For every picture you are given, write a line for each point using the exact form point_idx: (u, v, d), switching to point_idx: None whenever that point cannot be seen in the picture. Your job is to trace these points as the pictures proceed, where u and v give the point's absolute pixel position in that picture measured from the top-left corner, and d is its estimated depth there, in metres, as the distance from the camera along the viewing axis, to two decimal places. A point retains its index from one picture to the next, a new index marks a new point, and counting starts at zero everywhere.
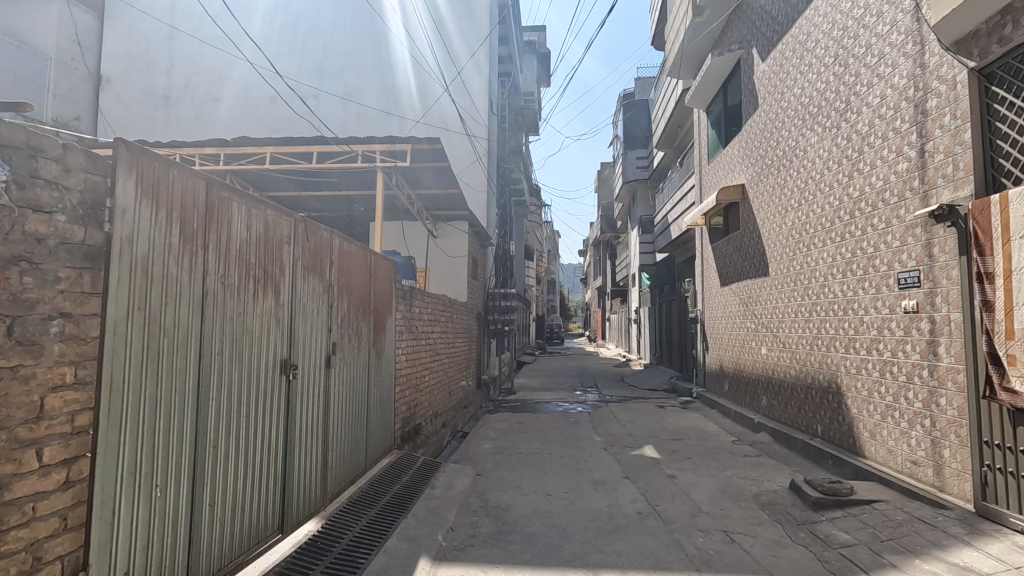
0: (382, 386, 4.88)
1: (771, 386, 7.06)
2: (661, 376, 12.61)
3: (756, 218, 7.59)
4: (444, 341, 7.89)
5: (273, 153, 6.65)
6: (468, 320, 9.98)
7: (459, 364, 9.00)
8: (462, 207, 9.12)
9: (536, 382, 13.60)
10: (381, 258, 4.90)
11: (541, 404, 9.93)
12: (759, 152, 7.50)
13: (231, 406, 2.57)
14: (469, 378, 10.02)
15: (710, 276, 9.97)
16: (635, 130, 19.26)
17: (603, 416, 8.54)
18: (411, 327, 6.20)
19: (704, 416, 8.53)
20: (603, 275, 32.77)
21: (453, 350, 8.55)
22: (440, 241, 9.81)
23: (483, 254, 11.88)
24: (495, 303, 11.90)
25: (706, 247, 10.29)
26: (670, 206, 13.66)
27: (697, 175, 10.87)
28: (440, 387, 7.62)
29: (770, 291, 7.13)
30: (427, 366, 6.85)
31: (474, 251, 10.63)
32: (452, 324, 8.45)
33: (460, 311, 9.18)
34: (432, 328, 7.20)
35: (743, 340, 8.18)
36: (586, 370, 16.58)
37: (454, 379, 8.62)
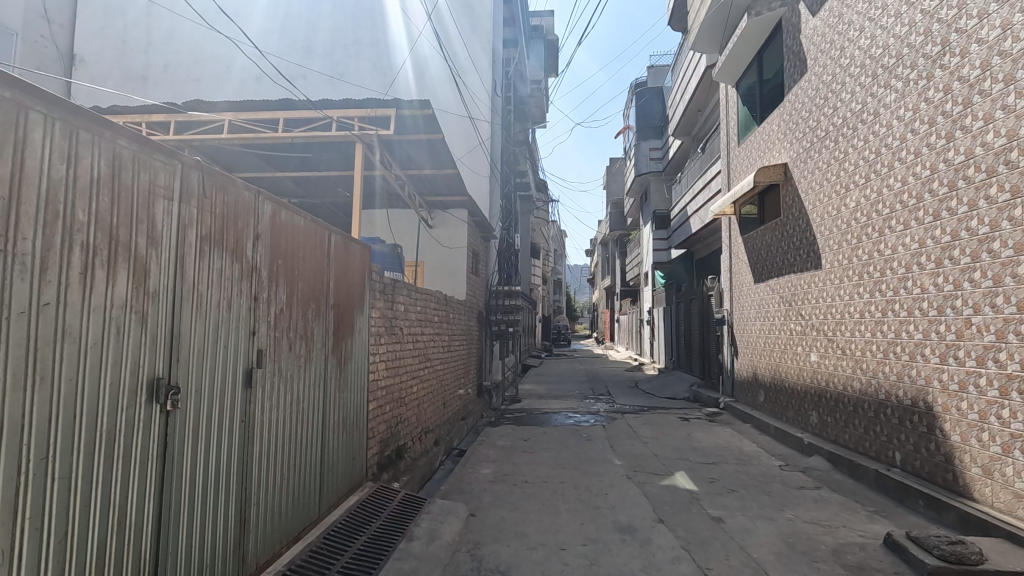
0: (347, 405, 3.77)
1: (824, 400, 5.93)
2: (680, 383, 11.48)
3: (803, 201, 6.46)
4: (437, 345, 6.81)
5: (232, 119, 5.58)
6: (467, 320, 8.90)
7: (456, 372, 7.93)
8: (461, 192, 8.03)
9: (542, 388, 12.49)
10: (346, 239, 3.81)
11: (549, 416, 8.82)
12: (808, 124, 6.37)
13: (28, 462, 1.48)
14: (467, 385, 8.92)
15: (741, 273, 8.82)
16: (649, 120, 18.08)
17: (620, 432, 7.42)
18: (394, 328, 5.12)
19: (737, 432, 7.41)
20: (612, 275, 31.61)
21: (449, 355, 7.47)
22: (436, 232, 8.75)
23: (485, 248, 10.78)
24: (498, 302, 10.80)
25: (735, 239, 9.11)
26: (690, 197, 12.55)
27: (723, 160, 9.75)
28: (432, 399, 6.54)
29: (822, 286, 6.00)
30: (415, 374, 5.77)
31: (474, 244, 9.54)
32: (447, 325, 7.37)
33: (458, 311, 8.10)
34: (423, 329, 6.13)
35: (785, 345, 7.04)
36: (596, 374, 15.44)
37: (450, 388, 7.54)
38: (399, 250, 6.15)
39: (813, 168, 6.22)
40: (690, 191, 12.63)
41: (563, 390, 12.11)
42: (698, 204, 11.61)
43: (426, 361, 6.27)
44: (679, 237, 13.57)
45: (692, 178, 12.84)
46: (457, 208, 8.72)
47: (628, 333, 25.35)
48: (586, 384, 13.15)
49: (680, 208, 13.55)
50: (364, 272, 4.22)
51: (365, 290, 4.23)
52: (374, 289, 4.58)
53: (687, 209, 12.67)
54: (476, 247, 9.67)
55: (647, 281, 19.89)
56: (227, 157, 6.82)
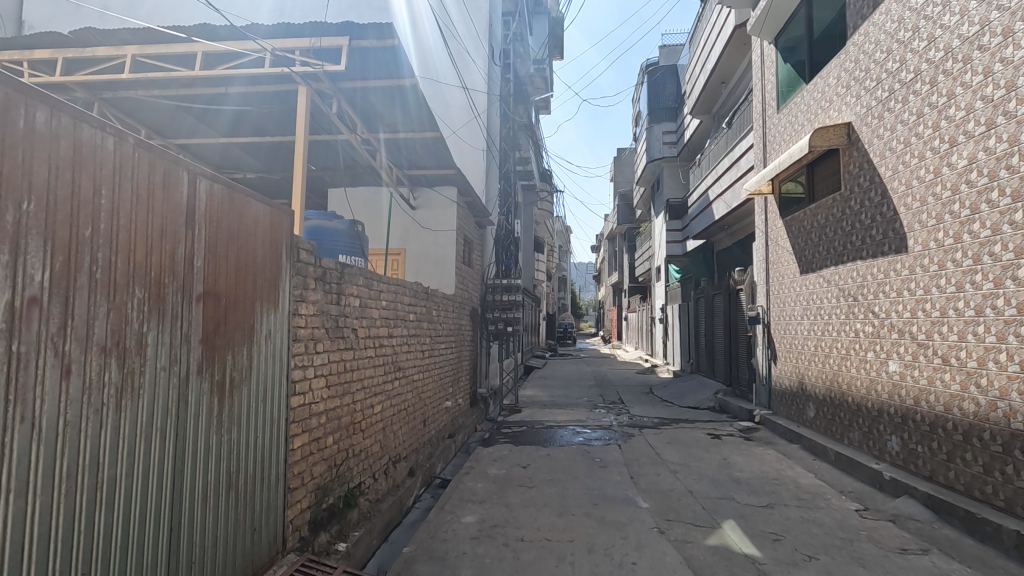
0: (236, 450, 2.42)
1: (913, 424, 4.56)
2: (702, 390, 10.12)
3: (876, 167, 5.08)
4: (414, 349, 5.45)
5: (134, 54, 4.27)
6: (457, 317, 7.54)
7: (440, 379, 6.58)
8: (447, 163, 6.67)
9: (546, 394, 11.15)
10: (236, 189, 2.45)
11: (554, 432, 7.48)
12: (884, 69, 4.99)
13: None
14: (457, 395, 7.60)
15: (782, 262, 7.42)
16: (663, 101, 16.62)
17: (640, 455, 6.06)
18: (342, 330, 3.76)
19: (783, 455, 6.05)
20: (620, 271, 30.28)
21: (430, 361, 6.12)
22: (420, 215, 7.42)
23: (480, 236, 9.39)
24: (495, 298, 9.42)
25: (774, 223, 7.71)
26: (712, 178, 11.17)
27: (756, 130, 8.35)
28: (406, 418, 5.20)
29: (907, 276, 4.63)
30: (378, 389, 4.42)
31: (467, 229, 8.18)
32: (428, 324, 6.00)
33: (444, 305, 6.74)
34: (391, 329, 4.76)
35: (847, 350, 5.65)
36: (605, 378, 14.06)
37: (432, 402, 6.21)
38: (362, 229, 4.81)
39: (892, 122, 4.84)
40: (712, 172, 11.22)
41: (570, 397, 10.75)
42: (723, 186, 10.20)
43: (396, 370, 4.90)
44: (699, 225, 12.18)
45: (714, 158, 11.42)
46: (445, 185, 7.37)
47: (637, 331, 23.96)
48: (595, 389, 11.78)
49: (700, 192, 12.15)
50: (281, 246, 2.85)
51: (281, 274, 2.85)
52: (303, 276, 3.20)
53: (709, 193, 11.27)
54: (468, 233, 8.29)
55: (658, 276, 18.51)
56: (149, 113, 5.44)
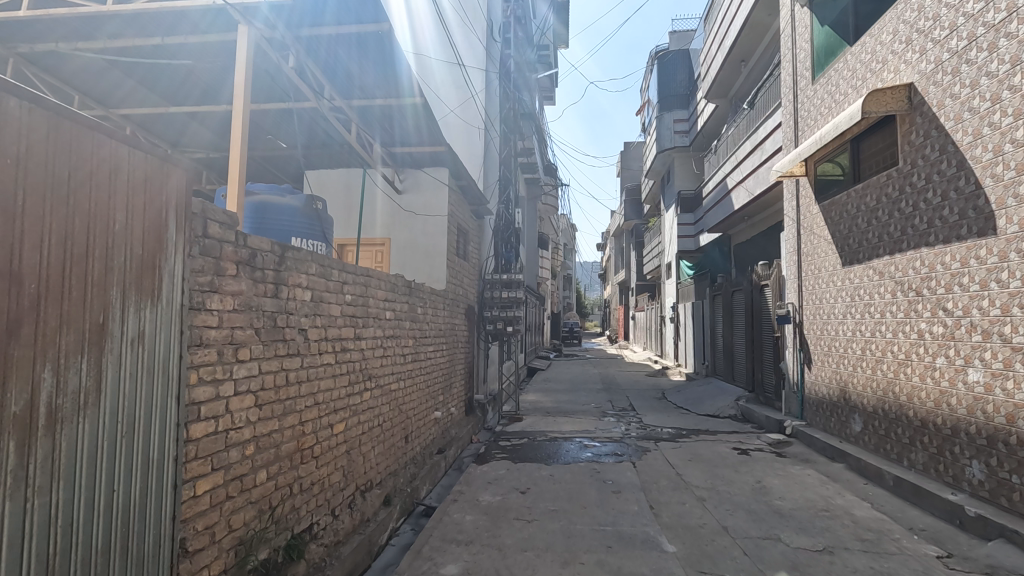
0: (59, 516, 1.57)
1: (1004, 449, 3.67)
2: (720, 396, 9.23)
3: (950, 132, 4.19)
4: (392, 353, 4.59)
5: None
6: (449, 315, 6.69)
7: (427, 386, 5.73)
8: (436, 139, 5.83)
9: (550, 399, 10.28)
10: (59, 111, 1.60)
11: (559, 446, 6.61)
12: (961, 13, 4.11)
13: None
14: (449, 404, 6.75)
15: (818, 252, 6.52)
16: (674, 87, 15.72)
17: (659, 477, 5.17)
18: (284, 331, 2.90)
19: (827, 478, 5.16)
20: (626, 269, 29.37)
21: (415, 366, 5.27)
22: (407, 200, 6.58)
23: (477, 226, 8.53)
24: (494, 295, 8.55)
25: (808, 209, 6.82)
26: (731, 164, 10.26)
27: (785, 107, 7.47)
28: (381, 435, 4.35)
29: (997, 265, 3.75)
30: (339, 403, 3.56)
31: (461, 218, 7.33)
32: (411, 323, 5.14)
33: (433, 301, 5.88)
34: (360, 330, 3.92)
35: (907, 354, 4.77)
36: (613, 381, 13.20)
37: (417, 413, 5.36)
38: (324, 207, 3.92)
39: (974, 75, 3.96)
40: (730, 158, 10.33)
41: (576, 403, 9.89)
42: (744, 173, 9.32)
43: (367, 379, 4.05)
44: (715, 216, 11.29)
45: (733, 143, 10.54)
46: (436, 166, 6.51)
47: (645, 332, 23.06)
48: (602, 394, 10.89)
49: (717, 180, 11.25)
50: (168, 210, 1.99)
51: (168, 251, 2.00)
52: (216, 257, 2.34)
53: (727, 181, 10.39)
54: (463, 222, 7.43)
55: (668, 273, 17.62)
56: (78, 73, 4.59)
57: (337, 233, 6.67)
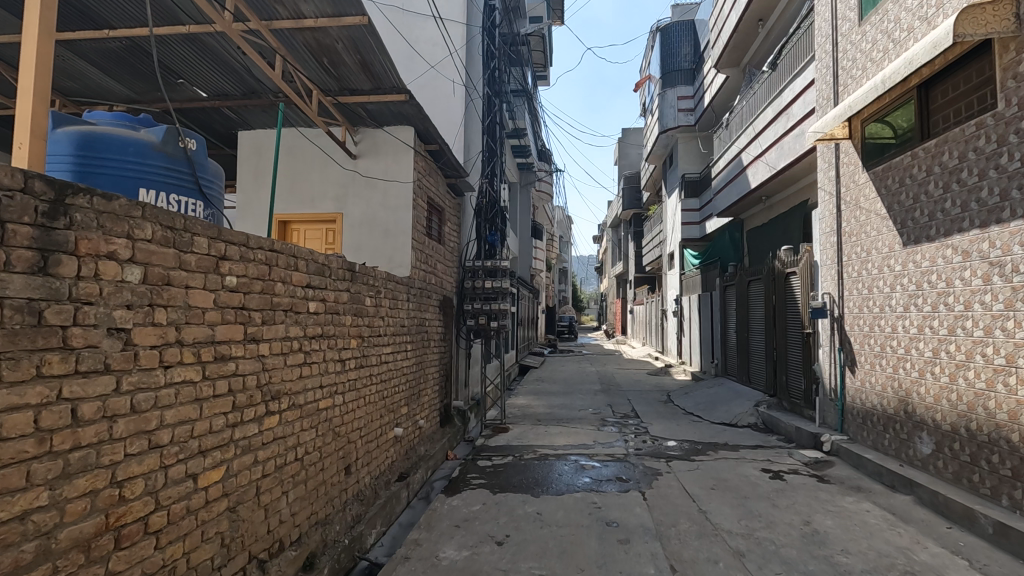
0: None
1: None
2: (737, 401, 8.06)
3: None
4: (319, 359, 3.36)
5: None
6: (415, 308, 5.46)
7: (381, 396, 4.51)
8: (393, 84, 4.58)
9: (542, 403, 9.11)
10: None
11: (550, 467, 5.43)
12: None
13: None
14: (416, 415, 5.54)
15: (867, 231, 5.33)
16: (678, 61, 14.47)
17: (678, 518, 4.00)
18: (64, 333, 1.68)
19: (894, 518, 4.01)
20: (624, 261, 28.23)
21: (360, 375, 4.05)
22: (364, 166, 5.36)
23: (455, 205, 7.30)
24: (476, 285, 7.34)
25: (851, 179, 5.64)
26: (748, 137, 9.08)
27: (820, 60, 6.29)
28: (300, 475, 3.13)
29: None
30: (209, 441, 2.34)
31: (434, 190, 6.10)
32: (354, 318, 3.91)
33: (389, 291, 4.66)
34: (256, 328, 2.69)
35: (1010, 359, 3.61)
36: (612, 380, 12.04)
37: (365, 433, 4.14)
38: (199, 147, 2.66)
39: None
40: (746, 131, 9.13)
41: (571, 408, 8.73)
42: (765, 145, 8.15)
43: (270, 398, 2.83)
44: (728, 198, 10.13)
45: (748, 113, 9.34)
46: (399, 124, 5.27)
47: (645, 326, 21.91)
48: (600, 397, 9.72)
49: (729, 157, 10.08)
50: None
51: None
52: None
53: (742, 157, 9.19)
54: (435, 197, 6.21)
55: (670, 264, 16.46)
56: None
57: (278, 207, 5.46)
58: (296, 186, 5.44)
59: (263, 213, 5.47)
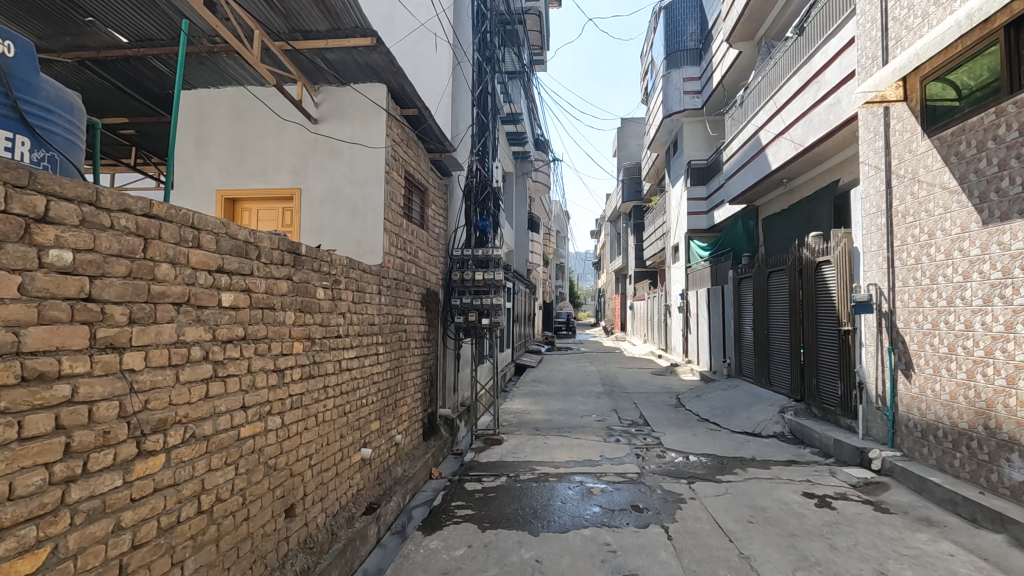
0: None
1: None
2: (759, 406, 7.21)
3: None
4: (240, 372, 2.47)
5: None
6: (389, 303, 4.57)
7: (341, 414, 3.62)
8: (355, 23, 3.67)
9: (541, 408, 8.27)
10: None
11: (552, 492, 4.56)
12: None
13: None
14: (392, 430, 4.66)
15: (928, 208, 4.47)
16: (683, 41, 13.54)
17: (716, 567, 3.14)
18: None
19: (989, 566, 3.16)
20: (624, 255, 27.41)
21: (310, 388, 3.16)
22: (326, 132, 4.46)
23: (441, 185, 6.41)
24: (465, 277, 6.45)
25: (905, 148, 4.78)
26: (766, 113, 8.24)
27: (862, 15, 5.43)
28: (205, 535, 2.24)
29: None
30: (10, 514, 1.45)
31: (413, 165, 5.21)
32: (298, 314, 3.01)
33: (352, 282, 3.77)
34: (114, 330, 1.78)
35: None
36: (615, 381, 11.21)
37: (318, 461, 3.26)
38: (21, 57, 1.75)
39: None
40: (765, 107, 8.26)
41: (574, 413, 7.88)
42: (788, 120, 7.31)
43: (147, 433, 1.92)
44: (742, 182, 9.28)
45: (766, 88, 8.46)
46: (370, 81, 4.38)
47: (646, 323, 21.08)
48: (604, 400, 8.87)
49: (744, 137, 9.22)
50: None
51: None
52: None
53: (761, 136, 8.32)
54: (415, 173, 5.32)
55: (674, 256, 15.61)
56: None
57: (225, 182, 4.55)
58: (246, 157, 4.53)
59: (207, 189, 4.56)
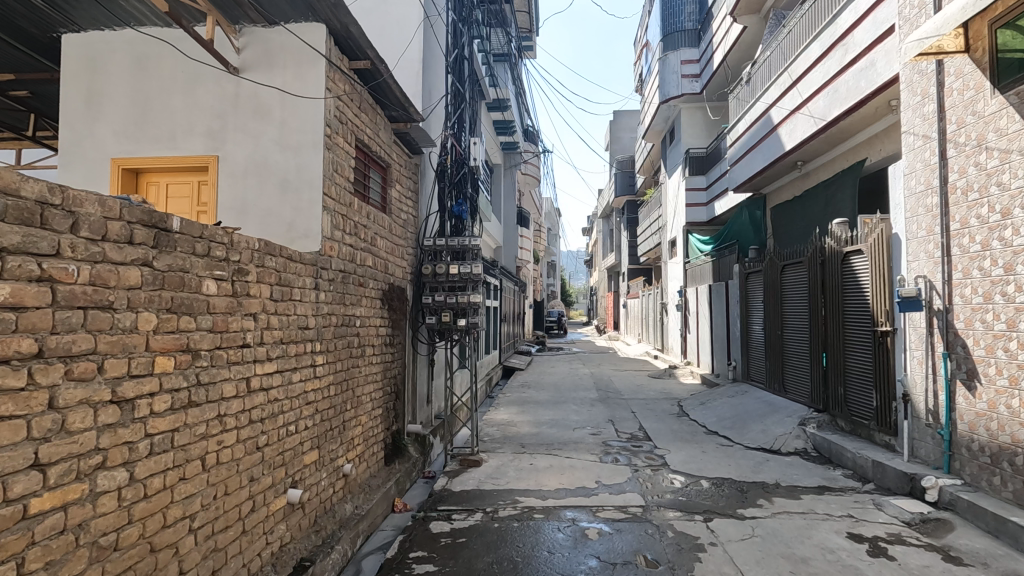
0: None
1: None
2: (774, 417, 6.35)
3: None
4: (28, 412, 1.55)
5: None
6: (331, 301, 3.64)
7: (251, 451, 2.68)
8: None
9: (528, 419, 7.36)
10: None
11: (538, 537, 3.65)
12: None
13: None
14: (336, 459, 3.73)
15: (1001, 182, 3.62)
16: (680, 21, 12.67)
17: None
18: None
19: None
20: (617, 252, 26.59)
21: (188, 422, 2.22)
22: (251, 86, 3.54)
23: (409, 164, 5.49)
24: (437, 271, 5.52)
25: (967, 109, 3.91)
26: (777, 88, 7.39)
27: None
28: None
29: None
30: None
31: (368, 133, 4.28)
32: (164, 317, 2.08)
33: (268, 273, 2.83)
34: None
35: None
36: (610, 386, 10.34)
37: (207, 521, 2.34)
38: None
39: None
40: (776, 81, 7.41)
41: (564, 425, 6.98)
42: (806, 93, 6.47)
43: None
44: (750, 166, 8.43)
45: (776, 62, 7.60)
46: (305, 19, 3.45)
47: (640, 322, 20.24)
48: (599, 409, 7.97)
49: (751, 116, 8.37)
50: None
51: None
52: None
53: (772, 114, 7.47)
54: (372, 144, 4.40)
55: (671, 252, 14.77)
56: None
57: (123, 149, 3.61)
58: (150, 117, 3.60)
59: (100, 158, 3.61)
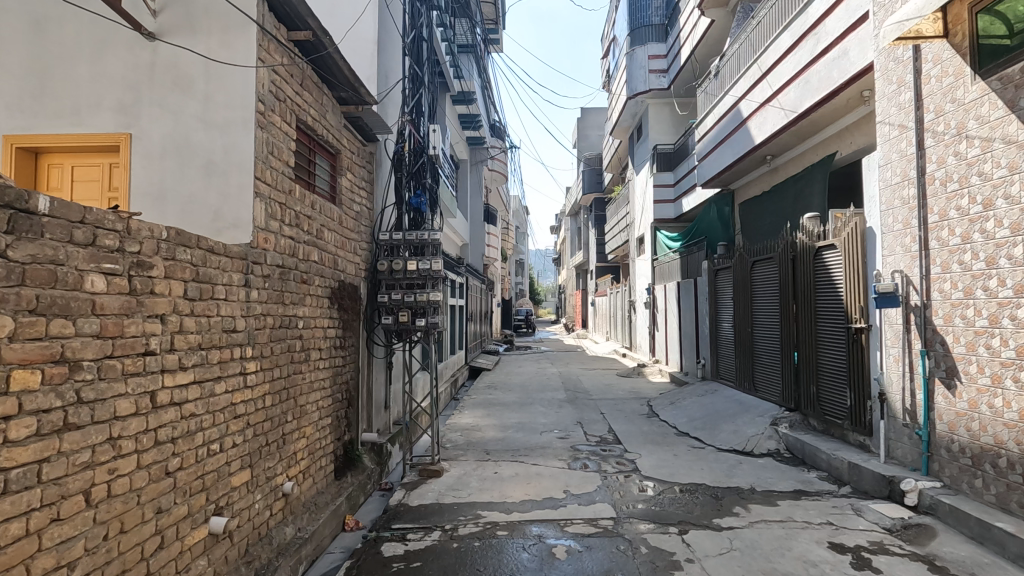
0: None
1: None
2: (746, 417, 6.18)
3: None
4: None
5: None
6: (266, 301, 3.22)
7: (157, 478, 2.26)
8: None
9: (494, 423, 7.02)
10: None
11: (501, 558, 3.32)
12: None
13: None
14: (274, 478, 3.32)
15: (982, 171, 3.46)
16: (647, 16, 12.51)
17: None
18: None
19: None
20: (585, 250, 26.49)
21: (64, 449, 1.81)
22: (170, 54, 3.09)
23: (363, 151, 5.09)
24: (394, 267, 5.13)
25: (946, 97, 3.76)
26: (746, 80, 7.24)
27: None
28: None
29: None
30: None
31: (312, 114, 3.87)
32: (25, 321, 1.66)
33: (182, 268, 2.42)
34: None
35: None
36: (579, 386, 10.09)
37: (93, 567, 1.92)
38: None
39: None
40: (745, 73, 7.27)
41: (531, 429, 6.67)
42: (776, 84, 6.32)
43: None
44: (718, 160, 8.29)
45: (745, 54, 7.46)
46: None
47: (608, 319, 20.15)
48: (567, 410, 7.69)
49: (720, 110, 8.22)
50: None
51: None
52: None
53: (741, 107, 7.33)
54: (317, 127, 3.99)
55: (639, 249, 14.66)
56: None
57: (18, 124, 3.11)
58: (51, 88, 3.11)
59: None
